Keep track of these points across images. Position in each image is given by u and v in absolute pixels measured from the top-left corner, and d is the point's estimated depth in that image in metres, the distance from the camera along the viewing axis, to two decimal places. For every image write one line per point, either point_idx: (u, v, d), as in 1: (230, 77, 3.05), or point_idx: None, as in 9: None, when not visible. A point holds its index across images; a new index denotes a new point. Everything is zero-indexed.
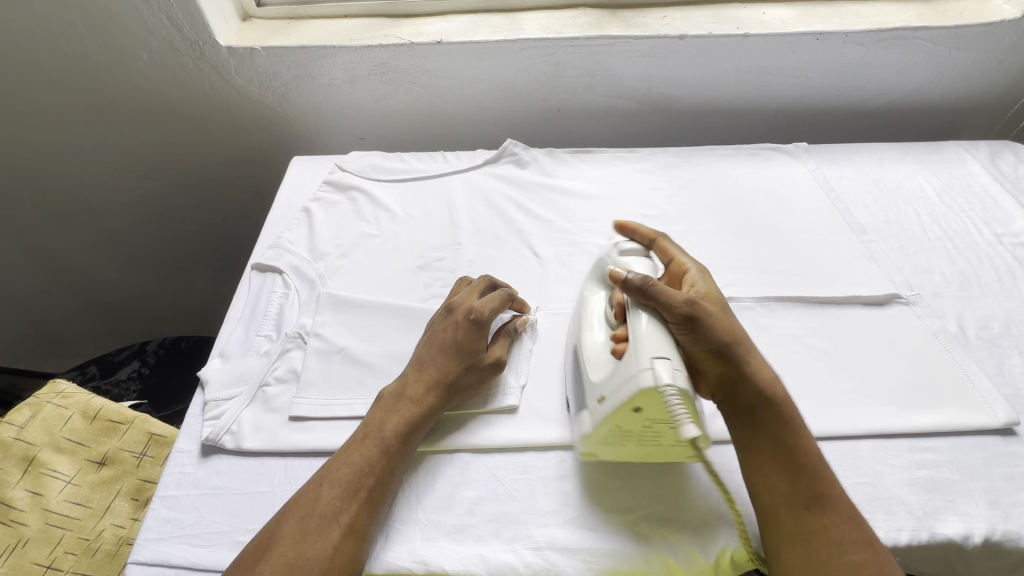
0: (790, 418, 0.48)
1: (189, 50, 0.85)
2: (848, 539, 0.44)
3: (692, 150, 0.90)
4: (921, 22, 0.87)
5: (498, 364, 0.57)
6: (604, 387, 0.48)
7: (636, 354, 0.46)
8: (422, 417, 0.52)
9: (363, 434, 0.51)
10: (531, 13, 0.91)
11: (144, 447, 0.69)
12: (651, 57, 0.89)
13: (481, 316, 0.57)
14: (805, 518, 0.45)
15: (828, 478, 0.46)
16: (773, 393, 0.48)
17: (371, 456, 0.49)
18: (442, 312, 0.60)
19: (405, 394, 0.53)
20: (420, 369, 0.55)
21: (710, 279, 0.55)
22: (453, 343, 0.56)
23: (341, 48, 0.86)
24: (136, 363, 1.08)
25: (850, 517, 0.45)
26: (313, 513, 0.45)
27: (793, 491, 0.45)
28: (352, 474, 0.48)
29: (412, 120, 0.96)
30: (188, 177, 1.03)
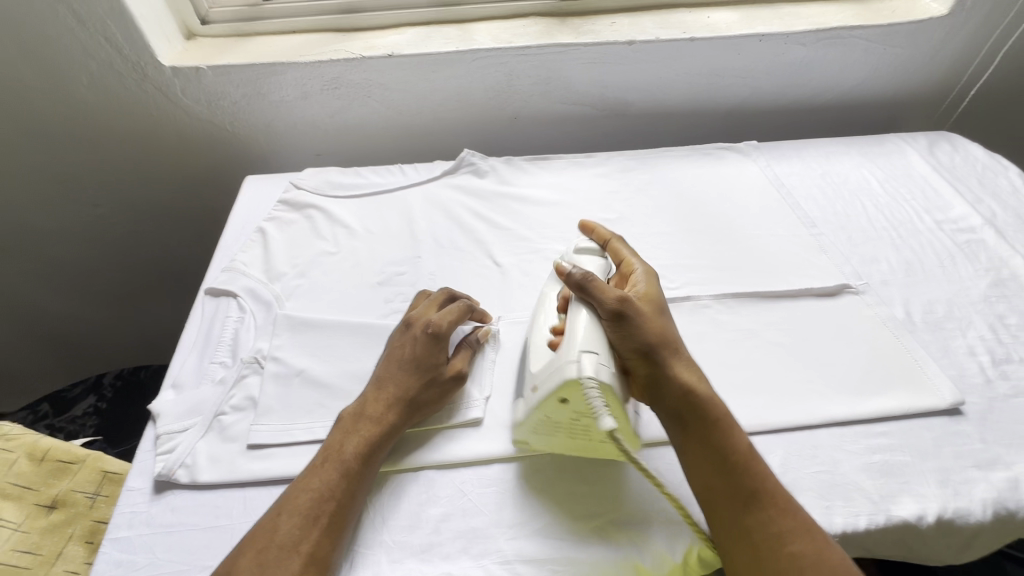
0: (719, 414, 0.49)
1: (131, 72, 0.83)
2: (790, 532, 0.44)
3: (647, 153, 0.91)
4: (857, 21, 0.90)
5: (460, 377, 0.56)
6: (538, 377, 0.51)
7: (568, 344, 0.49)
8: (384, 436, 0.51)
9: (322, 458, 0.50)
10: (482, 23, 0.92)
11: (99, 487, 0.66)
12: (603, 63, 0.90)
13: (439, 330, 0.57)
14: (744, 515, 0.45)
15: (761, 473, 0.47)
16: (701, 393, 0.49)
17: (331, 481, 0.48)
18: (401, 328, 0.59)
19: (364, 413, 0.52)
20: (380, 388, 0.54)
21: (653, 279, 0.56)
22: (412, 358, 0.55)
23: (290, 65, 0.84)
24: (92, 398, 1.04)
25: (786, 508, 0.46)
26: (271, 544, 0.44)
27: (728, 488, 0.47)
28: (312, 500, 0.46)
29: (368, 134, 0.95)
30: (138, 201, 1.00)
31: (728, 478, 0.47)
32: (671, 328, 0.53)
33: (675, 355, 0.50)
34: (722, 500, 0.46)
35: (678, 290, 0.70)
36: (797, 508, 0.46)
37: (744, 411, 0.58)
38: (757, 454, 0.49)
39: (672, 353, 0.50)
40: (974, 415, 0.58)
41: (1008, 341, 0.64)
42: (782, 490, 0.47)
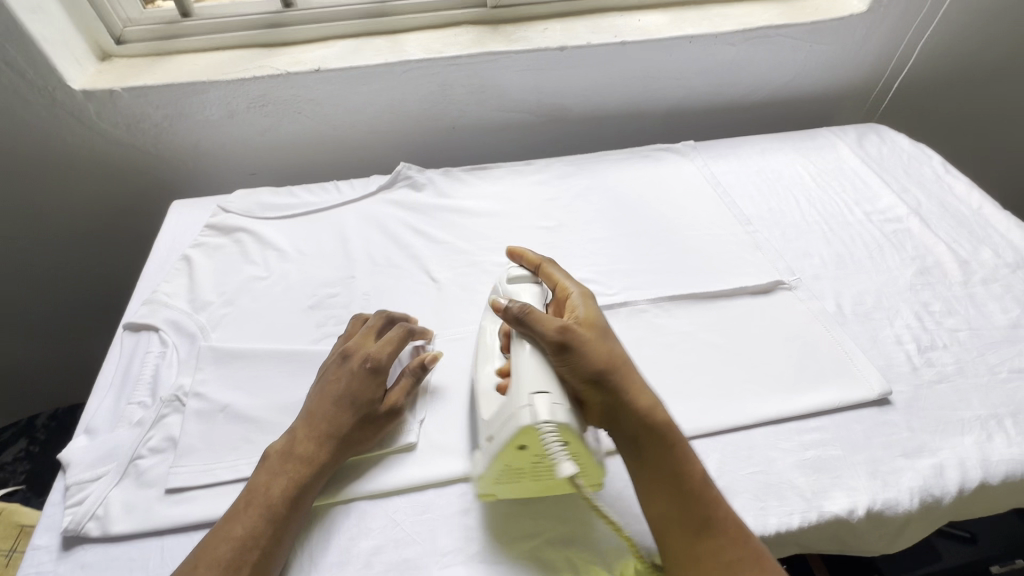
0: (676, 436, 0.48)
1: (38, 97, 0.79)
2: (742, 562, 0.44)
3: (586, 158, 0.91)
4: (782, 20, 0.92)
5: (397, 408, 0.55)
6: (491, 428, 0.49)
7: (518, 389, 0.47)
8: (314, 474, 0.50)
9: (246, 502, 0.47)
10: (412, 34, 0.90)
11: (14, 543, 0.62)
12: (536, 70, 0.90)
13: (379, 362, 0.55)
14: (697, 544, 0.44)
15: (715, 499, 0.46)
16: (658, 417, 0.48)
17: (255, 527, 0.46)
18: (336, 358, 0.57)
19: (293, 451, 0.50)
20: (310, 423, 0.52)
21: (591, 302, 0.54)
22: (348, 392, 0.53)
23: (212, 83, 0.81)
24: (24, 442, 0.98)
25: (738, 536, 0.45)
26: None
27: (682, 518, 0.45)
28: (233, 549, 0.44)
29: (302, 151, 0.92)
30: (60, 232, 0.95)
31: (683, 509, 0.45)
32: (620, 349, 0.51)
33: (630, 378, 0.49)
34: (675, 530, 0.45)
35: (616, 296, 0.69)
36: (749, 535, 0.46)
37: (681, 416, 0.58)
38: (713, 481, 0.47)
39: (628, 375, 0.49)
40: (902, 404, 0.59)
41: (934, 328, 0.66)
42: (735, 515, 0.46)
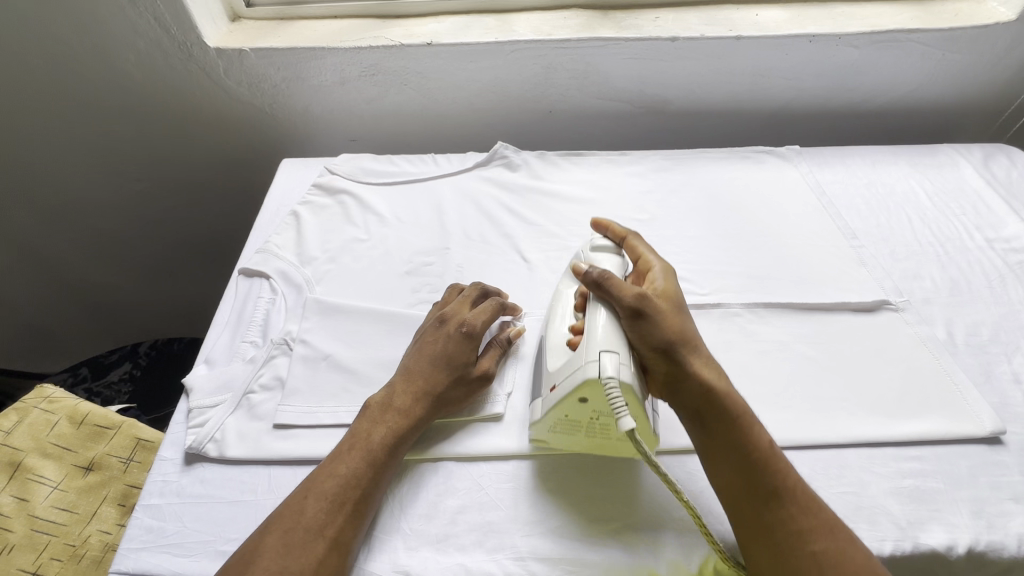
0: (740, 409, 0.48)
1: (177, 51, 0.85)
2: (810, 533, 0.44)
3: (683, 153, 0.90)
4: (915, 24, 0.86)
5: (486, 376, 0.57)
6: (556, 376, 0.51)
7: (586, 346, 0.49)
8: (410, 427, 0.52)
9: (349, 445, 0.50)
10: (522, 14, 0.91)
11: (132, 453, 0.69)
12: (643, 59, 0.88)
13: (473, 329, 0.57)
14: (765, 511, 0.45)
15: (781, 471, 0.46)
16: (722, 391, 0.48)
17: (357, 468, 0.49)
18: (434, 322, 0.59)
19: (392, 404, 0.53)
20: (408, 379, 0.54)
21: (670, 278, 0.55)
22: (444, 354, 0.56)
23: (330, 50, 0.85)
24: (128, 365, 1.09)
25: (809, 508, 0.45)
26: (298, 526, 0.45)
27: (747, 485, 0.46)
28: (338, 486, 0.47)
29: (403, 122, 0.95)
30: (178, 179, 1.03)
31: (748, 478, 0.46)
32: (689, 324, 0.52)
33: (697, 349, 0.50)
34: (740, 497, 0.46)
35: (709, 297, 0.68)
36: (818, 505, 0.46)
37: (772, 425, 0.56)
38: (779, 452, 0.47)
39: (695, 346, 0.50)
40: (1015, 446, 0.55)
41: None
42: (802, 486, 0.46)
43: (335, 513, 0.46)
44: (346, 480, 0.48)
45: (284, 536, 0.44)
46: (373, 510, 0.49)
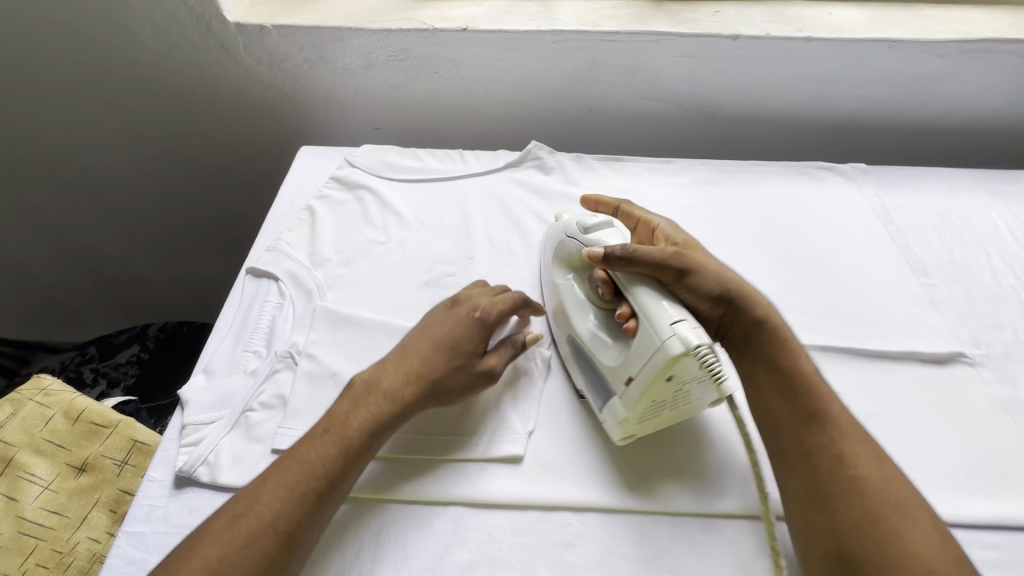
0: (784, 333, 0.52)
1: (195, 25, 0.79)
2: (855, 457, 0.45)
3: (734, 165, 0.82)
4: (1012, 34, 0.76)
5: (490, 374, 0.53)
6: (630, 366, 0.48)
7: (652, 324, 0.47)
8: (393, 413, 0.49)
9: (323, 428, 0.47)
10: (567, 1, 0.83)
11: (127, 455, 0.65)
12: (698, 58, 0.80)
13: (485, 316, 0.55)
14: (803, 436, 0.47)
15: (825, 397, 0.48)
16: (765, 314, 0.52)
17: (326, 455, 0.45)
18: (446, 304, 0.57)
19: (378, 386, 0.50)
20: (403, 361, 0.52)
21: (678, 231, 0.61)
22: (449, 339, 0.53)
23: (357, 31, 0.78)
24: (136, 347, 1.06)
25: (853, 433, 0.46)
26: (247, 513, 0.42)
27: (793, 411, 0.48)
28: (299, 474, 0.44)
29: (430, 112, 0.89)
30: (193, 159, 0.99)
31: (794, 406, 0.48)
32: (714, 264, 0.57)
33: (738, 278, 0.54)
34: (782, 425, 0.48)
35: None
36: (864, 433, 0.47)
37: None
38: (825, 378, 0.50)
39: (735, 276, 0.54)
40: None
41: None
42: (845, 411, 0.48)
43: (291, 497, 0.43)
44: (305, 465, 0.44)
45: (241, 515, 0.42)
46: (338, 501, 0.45)
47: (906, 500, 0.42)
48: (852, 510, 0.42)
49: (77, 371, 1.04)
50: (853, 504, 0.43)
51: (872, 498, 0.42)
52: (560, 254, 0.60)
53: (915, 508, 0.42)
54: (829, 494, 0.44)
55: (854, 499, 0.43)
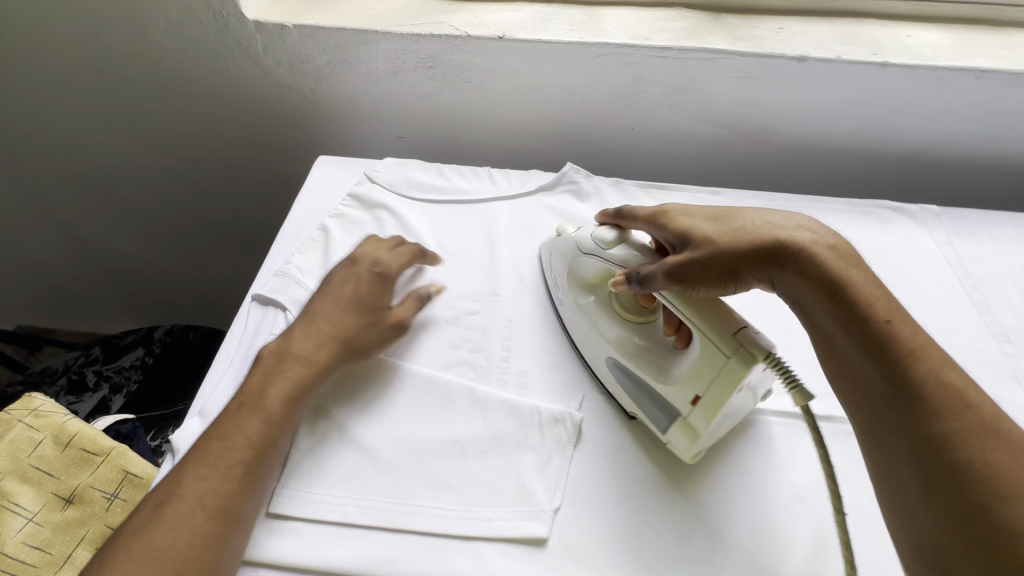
0: (849, 283, 0.43)
1: (212, 21, 0.73)
2: (955, 437, 0.36)
3: (789, 200, 0.75)
4: None
5: (402, 324, 0.57)
6: (695, 381, 0.47)
7: (714, 337, 0.45)
8: (311, 377, 0.51)
9: (241, 402, 0.49)
10: (613, 10, 0.76)
11: (118, 487, 0.61)
12: (757, 80, 0.72)
13: (387, 269, 0.60)
14: (884, 411, 0.39)
15: (913, 359, 0.39)
16: (820, 266, 0.44)
17: (250, 430, 0.47)
18: (344, 263, 0.60)
19: (290, 353, 0.52)
20: (310, 325, 0.54)
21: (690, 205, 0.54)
22: (351, 298, 0.56)
23: (384, 34, 0.72)
24: (141, 351, 1.02)
25: (949, 402, 0.37)
26: (174, 497, 0.43)
27: (871, 382, 0.40)
28: (220, 449, 0.45)
29: (458, 124, 0.82)
30: (207, 160, 0.94)
31: (872, 375, 0.40)
32: (749, 214, 0.50)
33: (776, 231, 0.47)
34: (857, 390, 0.41)
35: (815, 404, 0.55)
36: (973, 401, 0.37)
37: None
38: (908, 329, 0.40)
39: (773, 230, 0.48)
40: None
41: None
42: (940, 376, 0.38)
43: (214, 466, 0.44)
44: (229, 436, 0.46)
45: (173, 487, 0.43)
46: (271, 466, 0.47)
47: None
48: (948, 507, 0.35)
49: (79, 373, 0.99)
50: (949, 499, 0.35)
51: (973, 490, 0.34)
52: (575, 270, 0.59)
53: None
54: (919, 485, 0.36)
55: (950, 492, 0.35)
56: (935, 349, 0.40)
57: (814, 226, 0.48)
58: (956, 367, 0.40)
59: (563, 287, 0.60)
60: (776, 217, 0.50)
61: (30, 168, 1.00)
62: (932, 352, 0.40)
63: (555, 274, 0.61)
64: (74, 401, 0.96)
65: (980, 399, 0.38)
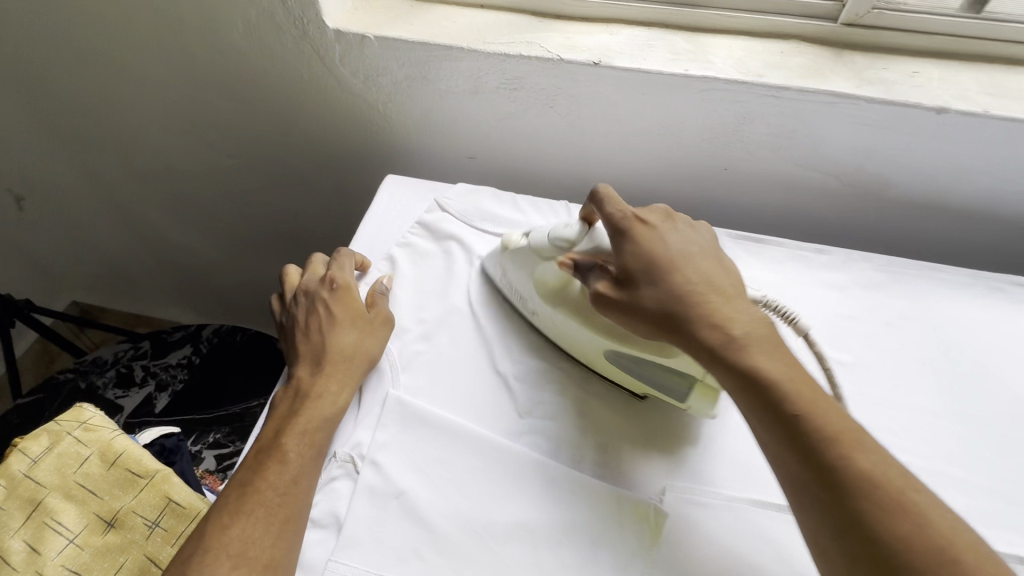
0: (753, 370, 0.42)
1: (291, 27, 0.70)
2: (872, 518, 0.35)
3: (905, 266, 0.66)
4: None
5: (386, 321, 0.57)
6: None
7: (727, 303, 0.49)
8: (326, 413, 0.50)
9: (257, 450, 0.48)
10: (722, 37, 0.68)
11: (159, 515, 0.58)
12: (883, 130, 0.64)
13: (347, 283, 0.58)
14: (814, 502, 0.38)
15: (820, 441, 0.38)
16: (726, 351, 0.43)
17: (265, 473, 0.45)
18: (301, 296, 0.59)
19: (299, 392, 0.51)
20: (303, 360, 0.54)
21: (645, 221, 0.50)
22: (324, 320, 0.56)
23: (469, 52, 0.67)
24: (189, 349, 1.03)
25: (861, 487, 0.36)
26: (198, 553, 0.41)
27: (786, 468, 0.40)
28: (238, 497, 0.44)
29: (536, 150, 0.77)
30: (268, 163, 0.92)
31: (788, 461, 0.40)
32: (678, 275, 0.47)
33: (693, 308, 0.45)
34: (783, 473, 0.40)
35: None
36: (884, 477, 0.36)
37: None
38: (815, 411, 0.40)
39: (690, 308, 0.45)
40: None
41: None
42: (855, 463, 0.37)
43: (237, 518, 0.43)
44: (251, 488, 0.44)
45: (197, 545, 0.42)
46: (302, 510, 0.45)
47: (939, 565, 0.33)
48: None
49: (128, 366, 1.01)
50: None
51: (897, 574, 0.33)
52: (539, 278, 0.56)
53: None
54: (846, 567, 0.36)
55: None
56: (844, 423, 0.39)
57: (732, 303, 0.46)
58: (869, 439, 0.39)
59: (532, 298, 0.57)
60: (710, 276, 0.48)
61: (101, 158, 1.01)
62: (840, 428, 0.39)
63: (514, 283, 0.59)
64: (121, 394, 0.97)
65: (903, 488, 0.36)
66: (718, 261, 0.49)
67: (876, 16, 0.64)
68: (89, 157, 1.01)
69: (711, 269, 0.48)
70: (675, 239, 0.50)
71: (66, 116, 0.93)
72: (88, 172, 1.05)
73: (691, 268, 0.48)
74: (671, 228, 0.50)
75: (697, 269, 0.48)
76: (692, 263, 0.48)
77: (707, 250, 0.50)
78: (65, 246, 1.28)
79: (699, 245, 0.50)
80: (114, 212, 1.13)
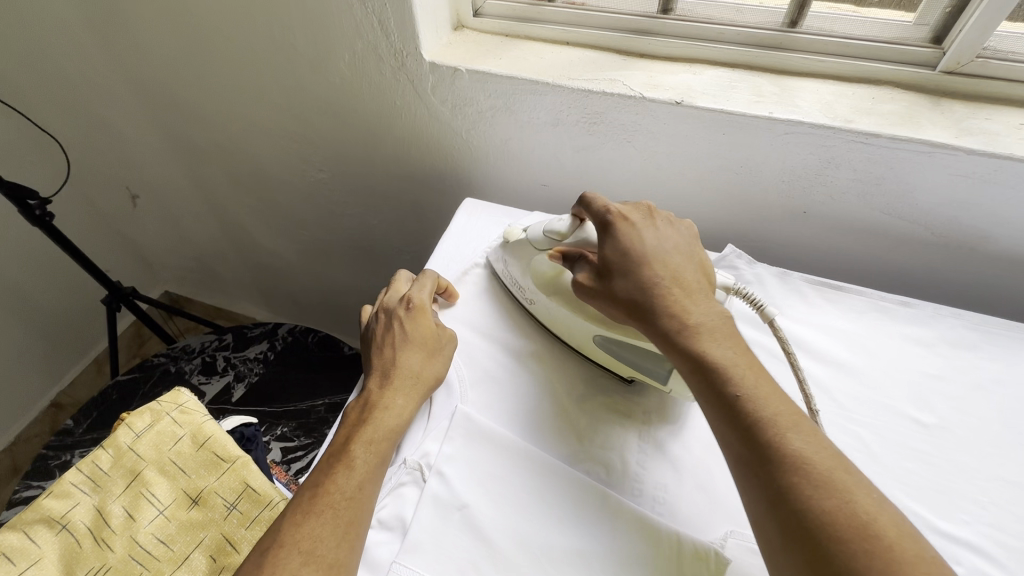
0: (707, 357, 0.45)
1: (391, 59, 0.75)
2: (798, 491, 0.37)
3: (1001, 326, 0.62)
4: None
5: (450, 338, 0.60)
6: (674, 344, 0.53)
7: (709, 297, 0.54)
8: (393, 428, 0.53)
9: (329, 456, 0.51)
10: (809, 81, 0.68)
11: (237, 498, 0.63)
12: (984, 182, 0.60)
13: (421, 303, 0.61)
14: (755, 480, 0.39)
15: (759, 421, 0.41)
16: (681, 339, 0.47)
17: (335, 478, 0.48)
18: (381, 316, 0.62)
19: (369, 405, 0.54)
20: (377, 376, 0.57)
21: (632, 217, 0.55)
22: (399, 339, 0.59)
23: (553, 86, 0.69)
24: (265, 345, 1.10)
25: (794, 465, 0.38)
26: (272, 548, 0.44)
27: (730, 446, 0.42)
28: (309, 496, 0.47)
29: (609, 181, 0.79)
30: (354, 178, 0.99)
31: (730, 437, 0.42)
32: (649, 268, 0.51)
33: (661, 296, 0.49)
34: (731, 455, 0.42)
35: None
36: (816, 458, 0.39)
37: None
38: (759, 398, 0.42)
39: (657, 297, 0.49)
40: None
41: None
42: (789, 444, 0.39)
43: (310, 517, 0.46)
44: (322, 489, 0.47)
45: (276, 538, 0.45)
46: (366, 517, 0.47)
47: (852, 534, 0.35)
48: (800, 555, 0.36)
49: (212, 356, 1.10)
50: (804, 551, 0.36)
51: (815, 539, 0.35)
52: (534, 268, 0.61)
53: (872, 545, 0.34)
54: (777, 534, 0.37)
55: (799, 542, 0.36)
56: (784, 407, 0.42)
57: (692, 298, 0.49)
58: (807, 424, 0.41)
59: (529, 287, 0.63)
60: (684, 272, 0.51)
61: (209, 165, 1.11)
62: (779, 411, 0.41)
63: (513, 272, 0.65)
64: (204, 380, 1.06)
65: (833, 467, 0.38)
66: (690, 258, 0.53)
67: (981, 64, 0.61)
68: (198, 163, 1.12)
69: (683, 267, 0.52)
70: (651, 234, 0.54)
71: (184, 127, 1.05)
72: (195, 176, 1.16)
73: (661, 262, 0.51)
74: (650, 226, 0.54)
75: (667, 264, 0.51)
76: (664, 259, 0.52)
77: (682, 247, 0.54)
78: (168, 240, 1.42)
79: (675, 243, 0.54)
80: (213, 214, 1.25)
